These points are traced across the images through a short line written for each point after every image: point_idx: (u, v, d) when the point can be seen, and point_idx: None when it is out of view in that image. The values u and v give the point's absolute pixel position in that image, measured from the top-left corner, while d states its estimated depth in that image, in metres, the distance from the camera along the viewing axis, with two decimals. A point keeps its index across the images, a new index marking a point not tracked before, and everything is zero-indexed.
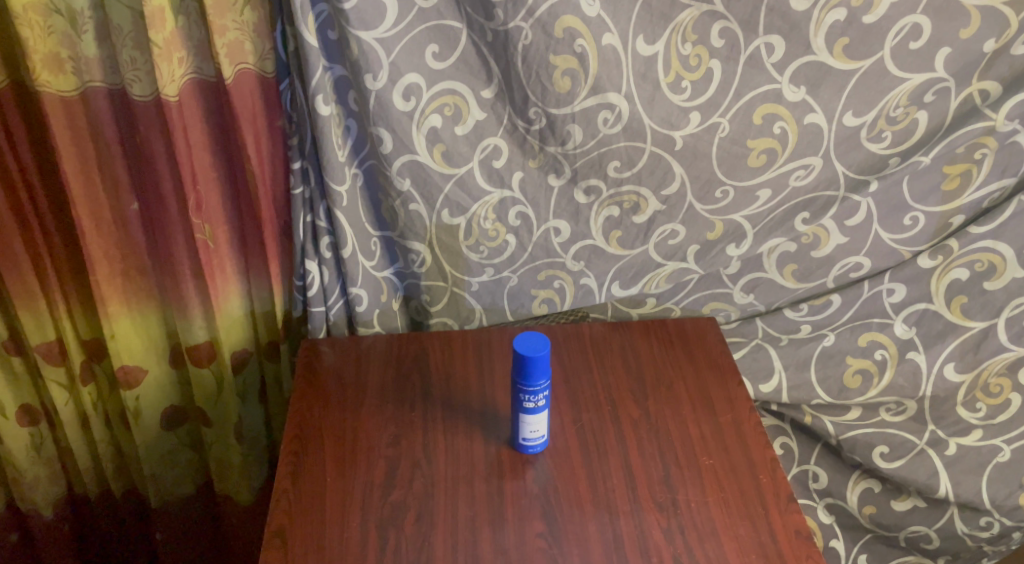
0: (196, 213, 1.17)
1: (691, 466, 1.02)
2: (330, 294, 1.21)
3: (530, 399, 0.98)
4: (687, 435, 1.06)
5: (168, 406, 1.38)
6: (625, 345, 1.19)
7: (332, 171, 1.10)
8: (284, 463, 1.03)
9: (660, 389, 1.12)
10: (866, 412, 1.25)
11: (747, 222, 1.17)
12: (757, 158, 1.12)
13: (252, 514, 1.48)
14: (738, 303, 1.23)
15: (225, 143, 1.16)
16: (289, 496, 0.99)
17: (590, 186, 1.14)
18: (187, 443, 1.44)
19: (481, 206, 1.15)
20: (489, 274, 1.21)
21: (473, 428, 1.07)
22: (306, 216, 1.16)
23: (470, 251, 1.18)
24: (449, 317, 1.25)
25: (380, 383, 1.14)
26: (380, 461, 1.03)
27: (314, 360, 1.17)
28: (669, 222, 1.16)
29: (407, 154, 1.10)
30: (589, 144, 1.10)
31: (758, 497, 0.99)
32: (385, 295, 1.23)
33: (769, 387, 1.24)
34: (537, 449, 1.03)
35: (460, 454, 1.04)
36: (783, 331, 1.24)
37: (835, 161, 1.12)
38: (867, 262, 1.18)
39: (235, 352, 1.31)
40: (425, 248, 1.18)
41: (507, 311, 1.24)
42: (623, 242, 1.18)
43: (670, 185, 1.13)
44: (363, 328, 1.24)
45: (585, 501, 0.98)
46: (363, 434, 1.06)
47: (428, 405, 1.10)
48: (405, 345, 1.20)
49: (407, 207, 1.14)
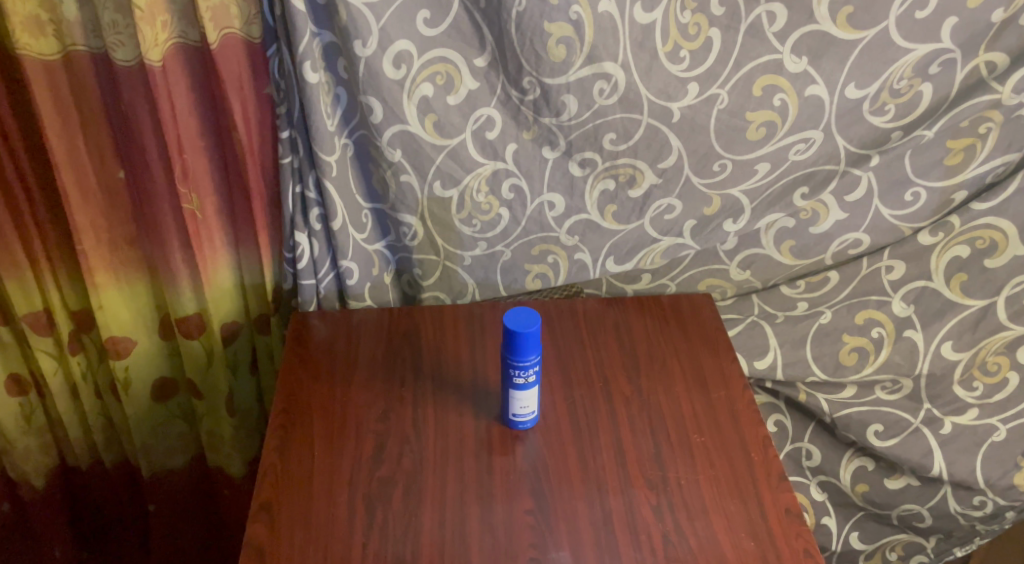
0: (183, 182, 1.14)
1: (683, 443, 1.01)
2: (321, 267, 1.19)
3: (520, 375, 0.96)
4: (679, 412, 1.05)
5: (158, 378, 1.37)
6: (619, 323, 1.19)
7: (320, 141, 1.07)
8: (272, 436, 1.02)
9: (653, 366, 1.11)
10: (861, 390, 1.23)
11: (745, 197, 1.14)
12: (756, 132, 1.09)
13: (244, 486, 1.48)
14: (735, 280, 1.23)
15: (212, 112, 1.12)
16: (275, 471, 0.98)
17: (585, 159, 1.11)
18: (179, 416, 1.43)
19: (473, 178, 1.13)
20: (482, 248, 1.19)
21: (463, 403, 1.05)
22: (295, 186, 1.14)
23: (462, 224, 1.17)
24: (441, 291, 1.24)
25: (370, 357, 1.12)
26: (369, 435, 1.02)
27: (304, 333, 1.16)
28: (665, 196, 1.14)
29: (397, 125, 1.07)
30: (584, 115, 1.07)
31: (749, 475, 0.98)
32: (377, 269, 1.22)
33: (764, 363, 1.23)
34: (527, 425, 1.01)
35: (451, 430, 1.02)
36: (779, 308, 1.23)
37: (836, 136, 1.09)
38: (866, 239, 1.16)
39: (225, 324, 1.30)
40: (417, 221, 1.16)
41: (500, 286, 1.23)
42: (618, 217, 1.17)
43: (667, 158, 1.11)
44: (354, 302, 1.23)
45: (576, 477, 0.97)
46: (353, 408, 1.05)
47: (419, 380, 1.09)
48: (396, 319, 1.18)
49: (398, 178, 1.12)
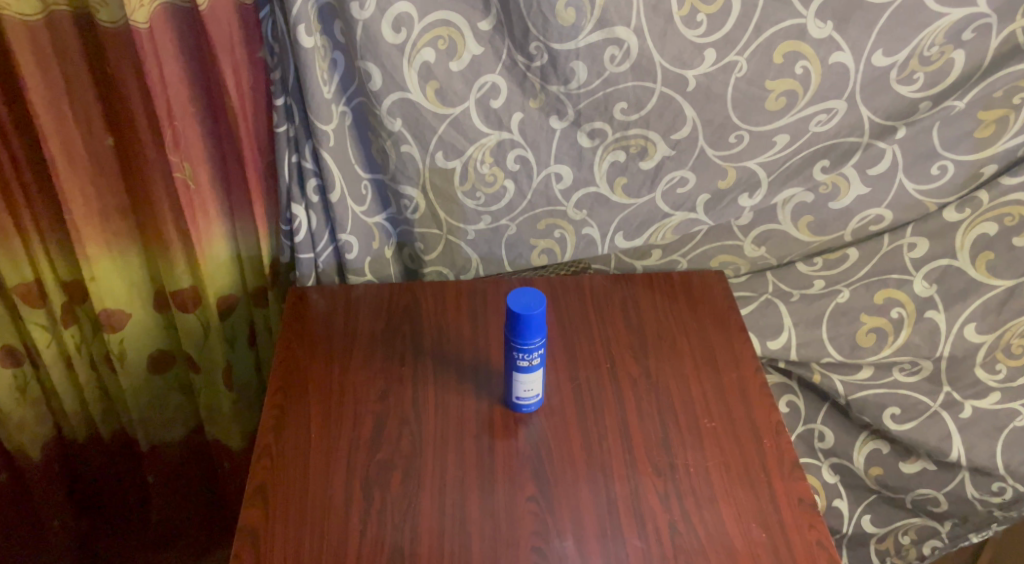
0: (173, 150, 1.08)
1: (692, 427, 0.97)
2: (319, 241, 1.15)
3: (524, 358, 0.91)
4: (688, 395, 1.00)
5: (154, 349, 1.32)
6: (626, 300, 1.14)
7: (316, 109, 1.02)
8: (267, 416, 0.97)
9: (662, 346, 1.07)
10: (878, 371, 1.18)
11: (761, 170, 1.09)
12: (776, 101, 1.03)
13: (244, 459, 1.45)
14: (749, 256, 1.19)
15: (203, 77, 1.06)
16: (270, 452, 0.94)
17: (594, 130, 1.06)
18: (177, 387, 1.39)
19: (477, 149, 1.08)
20: (486, 221, 1.15)
21: (465, 384, 1.01)
22: (291, 156, 1.09)
23: (466, 197, 1.12)
24: (444, 265, 1.20)
25: (368, 333, 1.08)
26: (367, 417, 0.97)
27: (300, 307, 1.12)
28: (678, 168, 1.09)
29: (397, 92, 1.02)
30: (594, 83, 1.01)
31: (760, 461, 0.94)
32: (377, 243, 1.18)
33: (777, 343, 1.19)
34: (531, 409, 0.97)
35: (451, 411, 0.98)
36: (794, 286, 1.19)
37: (860, 106, 1.03)
38: (888, 215, 1.11)
39: (221, 297, 1.26)
40: (419, 194, 1.12)
41: (504, 261, 1.19)
42: (628, 190, 1.12)
43: (680, 129, 1.05)
44: (354, 277, 1.19)
45: (581, 462, 0.93)
46: (350, 387, 1.01)
47: (419, 359, 1.04)
48: (396, 294, 1.14)
49: (398, 148, 1.07)
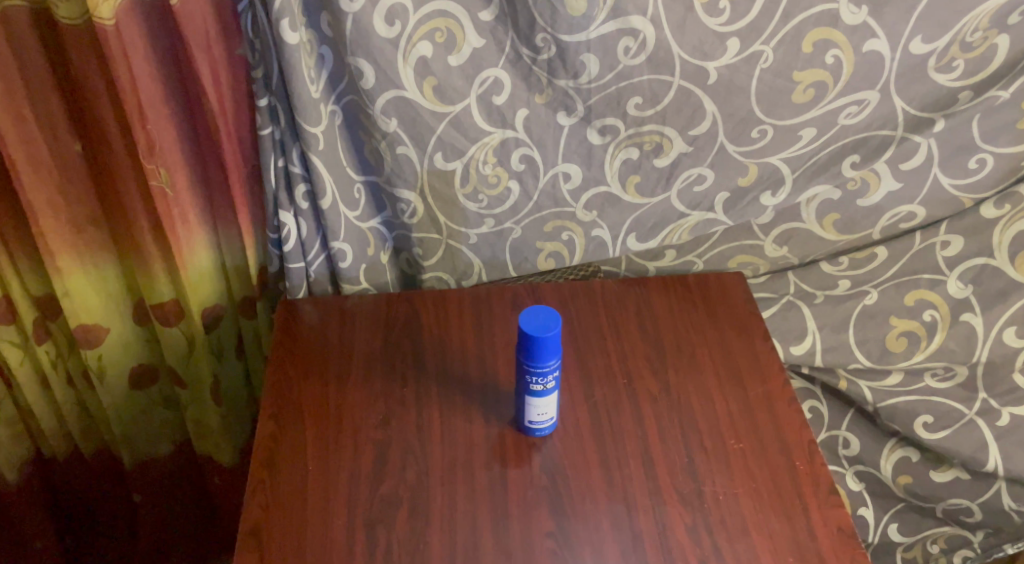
0: (147, 156, 0.98)
1: (718, 451, 0.90)
2: (310, 249, 1.07)
3: (538, 382, 0.85)
4: (712, 414, 0.94)
5: (135, 364, 1.25)
6: (641, 306, 1.07)
7: (304, 110, 0.93)
8: (259, 448, 0.90)
9: (681, 359, 1.00)
10: (908, 377, 1.11)
11: (785, 166, 1.01)
12: (803, 93, 0.95)
13: (236, 474, 1.38)
14: (769, 257, 1.11)
15: (178, 76, 0.98)
16: (264, 489, 0.87)
17: (605, 126, 0.98)
18: (162, 402, 1.31)
19: (479, 149, 0.99)
20: (489, 225, 1.07)
21: (472, 406, 0.94)
22: (277, 159, 1.00)
23: (467, 200, 1.04)
24: (444, 271, 1.12)
25: (366, 351, 1.01)
26: (367, 445, 0.90)
27: (292, 323, 1.04)
28: (695, 165, 1.01)
29: (392, 90, 0.94)
30: (606, 77, 0.93)
31: (793, 486, 0.87)
32: (372, 249, 1.10)
33: (801, 349, 1.12)
34: (545, 432, 0.91)
35: (458, 438, 0.91)
36: (817, 287, 1.12)
37: (894, 96, 0.95)
38: (921, 212, 1.03)
39: (205, 309, 1.17)
40: (416, 197, 1.03)
41: (509, 266, 1.11)
42: (641, 189, 1.04)
43: (699, 124, 0.97)
44: (348, 286, 1.11)
45: (602, 492, 0.86)
46: (348, 413, 0.94)
47: (422, 379, 0.97)
48: (394, 305, 1.06)
49: (393, 150, 0.99)
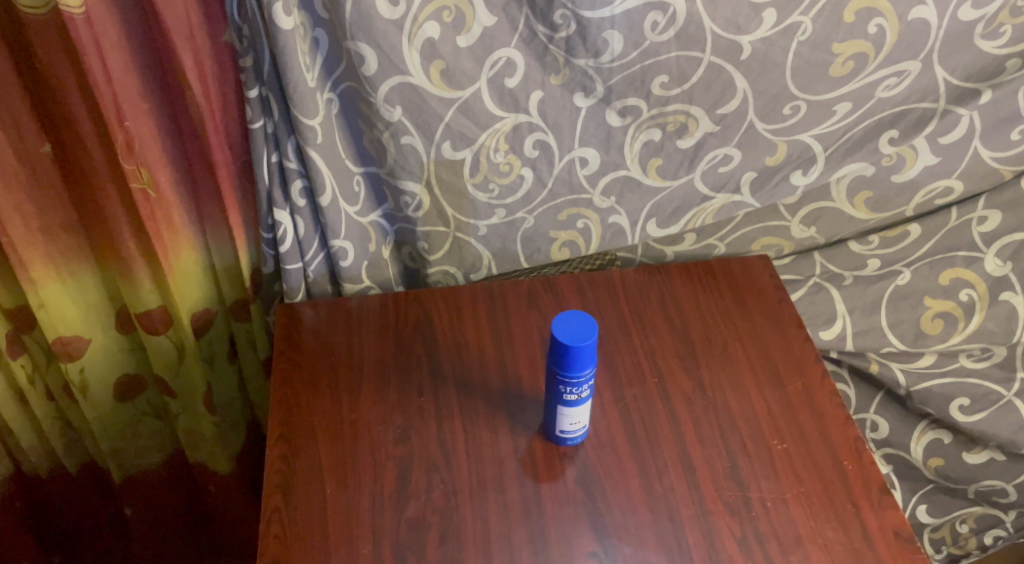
0: (127, 156, 0.91)
1: (761, 453, 0.86)
2: (307, 249, 0.99)
3: (572, 392, 0.78)
4: (751, 413, 0.90)
5: (120, 375, 1.17)
6: (665, 296, 1.01)
7: (299, 101, 0.85)
8: (270, 473, 0.85)
9: (713, 353, 0.95)
10: (942, 359, 1.07)
11: (817, 143, 0.95)
12: (841, 67, 0.89)
13: (232, 482, 1.31)
14: (795, 238, 1.06)
15: (157, 67, 0.88)
16: (281, 519, 0.82)
17: (626, 107, 0.91)
18: (150, 412, 1.24)
19: (491, 136, 0.92)
20: (500, 215, 1.00)
21: (496, 417, 0.89)
22: (271, 155, 0.92)
23: (477, 190, 0.97)
24: (451, 265, 1.05)
25: (378, 360, 0.95)
26: (390, 463, 0.86)
27: (295, 332, 0.98)
28: (722, 146, 0.95)
29: (396, 76, 0.86)
30: (631, 55, 0.87)
31: (843, 487, 0.84)
32: (374, 245, 1.03)
33: (829, 334, 1.07)
34: (577, 440, 0.86)
35: (484, 452, 0.86)
36: (845, 267, 1.07)
37: (935, 66, 0.90)
38: (959, 187, 0.99)
39: (195, 313, 1.09)
40: (422, 189, 0.96)
41: (520, 257, 1.04)
42: (664, 172, 0.97)
43: (728, 103, 0.91)
44: (349, 285, 1.04)
45: (640, 501, 0.82)
46: (364, 429, 0.89)
47: (439, 387, 0.92)
48: (402, 306, 1.00)
49: (398, 141, 0.91)
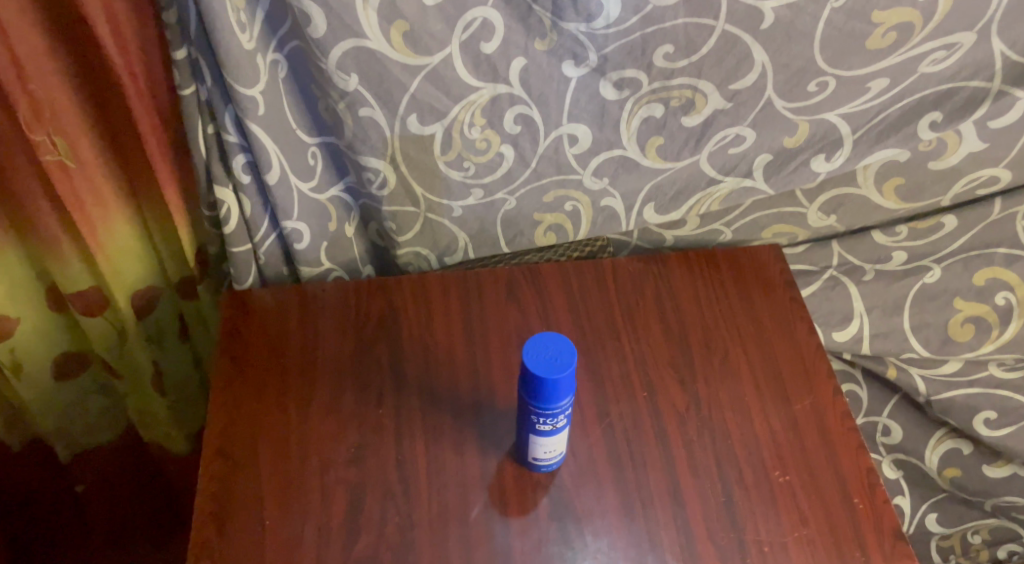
0: (34, 124, 0.79)
1: (761, 486, 0.77)
2: (257, 229, 0.87)
3: (546, 422, 0.68)
4: (751, 437, 0.80)
5: (58, 354, 1.06)
6: (662, 291, 0.89)
7: (234, 67, 0.72)
8: (205, 500, 0.76)
9: (711, 362, 0.84)
10: (969, 366, 0.96)
11: (844, 124, 0.82)
12: (881, 38, 0.76)
13: (193, 457, 1.23)
14: (812, 227, 0.94)
15: (66, 19, 0.75)
16: (215, 553, 0.73)
17: (624, 80, 0.78)
18: (96, 388, 1.13)
19: (465, 109, 0.79)
20: (477, 196, 0.87)
21: (463, 432, 0.79)
22: (207, 125, 0.80)
23: (450, 168, 0.84)
24: (423, 246, 0.92)
25: (334, 362, 0.84)
26: (340, 488, 0.77)
27: (242, 327, 0.87)
28: (734, 125, 0.82)
29: (351, 39, 0.72)
30: (630, 20, 0.74)
31: (852, 530, 0.75)
32: (334, 223, 0.90)
33: (844, 336, 0.97)
34: (552, 466, 0.77)
35: (449, 476, 0.77)
36: (867, 260, 0.95)
37: (992, 39, 0.76)
38: (1006, 175, 0.86)
39: (135, 294, 0.98)
40: (386, 165, 0.83)
41: (500, 240, 0.92)
42: (665, 152, 0.84)
43: (743, 77, 0.78)
44: (306, 268, 0.92)
45: (620, 539, 0.74)
46: (314, 447, 0.79)
47: (402, 396, 0.82)
48: (366, 296, 0.89)
49: (355, 113, 0.78)
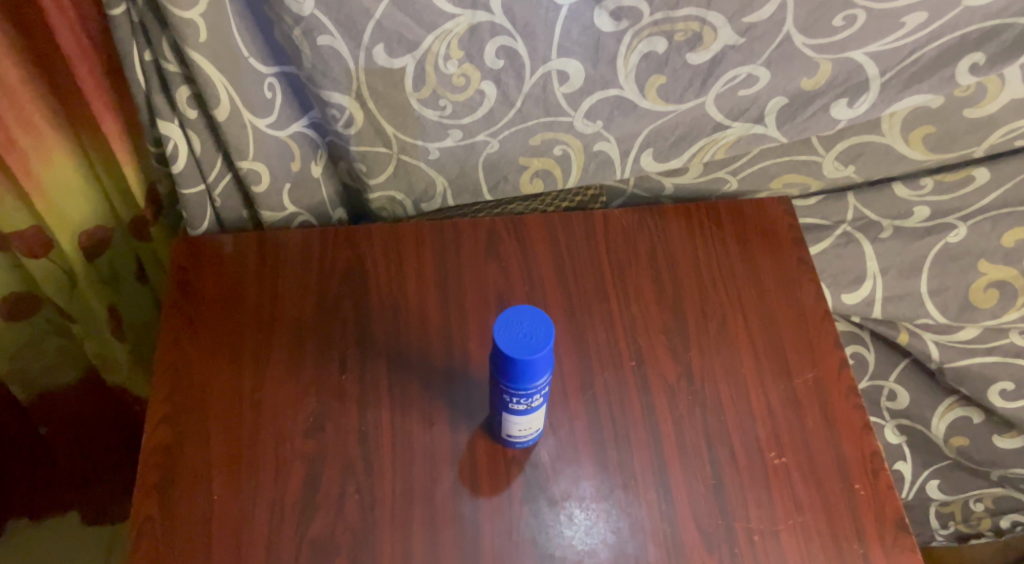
0: None
1: (754, 468, 0.70)
2: (209, 170, 0.78)
3: (520, 401, 0.61)
4: (747, 413, 0.73)
5: (7, 295, 0.99)
6: (657, 249, 0.81)
7: None
8: (147, 470, 0.69)
9: (708, 330, 0.76)
10: (988, 333, 0.88)
11: (872, 64, 0.72)
12: None
13: None
14: (827, 177, 0.85)
15: None
16: (156, 530, 0.67)
17: (623, 9, 0.69)
18: (52, 327, 1.05)
19: (439, 40, 0.70)
20: (455, 137, 0.77)
21: (433, 402, 0.72)
22: (144, 52, 0.71)
23: (424, 106, 0.74)
24: (398, 190, 0.83)
25: (293, 321, 0.77)
26: (296, 463, 0.70)
27: (193, 279, 0.79)
28: (746, 64, 0.72)
29: None
30: None
31: (850, 518, 0.69)
32: (298, 163, 0.80)
33: (854, 298, 0.89)
34: (528, 443, 0.70)
35: (415, 450, 0.70)
36: (885, 214, 0.87)
37: None
38: None
39: (81, 236, 0.89)
40: (352, 102, 0.74)
41: (483, 186, 0.82)
42: (667, 94, 0.74)
43: (760, 10, 0.69)
44: (267, 213, 0.83)
45: (598, 524, 0.68)
46: (269, 415, 0.72)
47: (366, 360, 0.74)
48: (331, 247, 0.81)
49: (314, 42, 0.69)
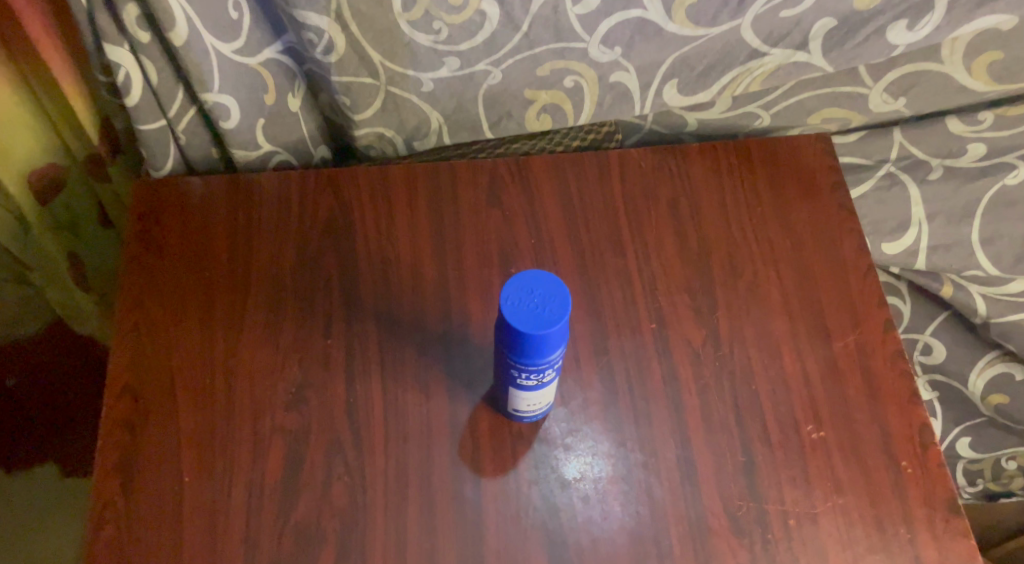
0: None
1: (788, 443, 0.62)
2: (169, 104, 0.69)
3: (528, 376, 0.53)
4: (781, 382, 0.64)
5: None
6: (680, 194, 0.71)
7: None
8: (107, 447, 0.61)
9: (737, 287, 0.68)
10: None
11: None
12: None
13: None
14: (873, 111, 0.76)
15: None
16: (118, 517, 0.59)
17: None
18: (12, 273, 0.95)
19: None
20: (451, 67, 0.67)
21: (428, 369, 0.64)
22: None
23: (415, 29, 0.64)
24: (386, 126, 0.72)
25: (270, 278, 0.68)
26: (275, 439, 0.61)
27: (155, 231, 0.69)
28: None
29: None
30: None
31: (896, 500, 0.61)
32: (271, 95, 0.70)
33: (896, 247, 0.80)
34: (535, 417, 0.62)
35: (408, 424, 0.62)
36: (934, 153, 0.77)
37: None
38: None
39: (31, 173, 0.81)
40: (331, 23, 0.63)
41: (483, 123, 0.73)
42: (696, 15, 0.64)
43: None
44: (239, 152, 0.73)
45: (614, 509, 0.60)
46: (243, 386, 0.63)
47: (353, 323, 0.66)
48: (311, 193, 0.71)
49: None
